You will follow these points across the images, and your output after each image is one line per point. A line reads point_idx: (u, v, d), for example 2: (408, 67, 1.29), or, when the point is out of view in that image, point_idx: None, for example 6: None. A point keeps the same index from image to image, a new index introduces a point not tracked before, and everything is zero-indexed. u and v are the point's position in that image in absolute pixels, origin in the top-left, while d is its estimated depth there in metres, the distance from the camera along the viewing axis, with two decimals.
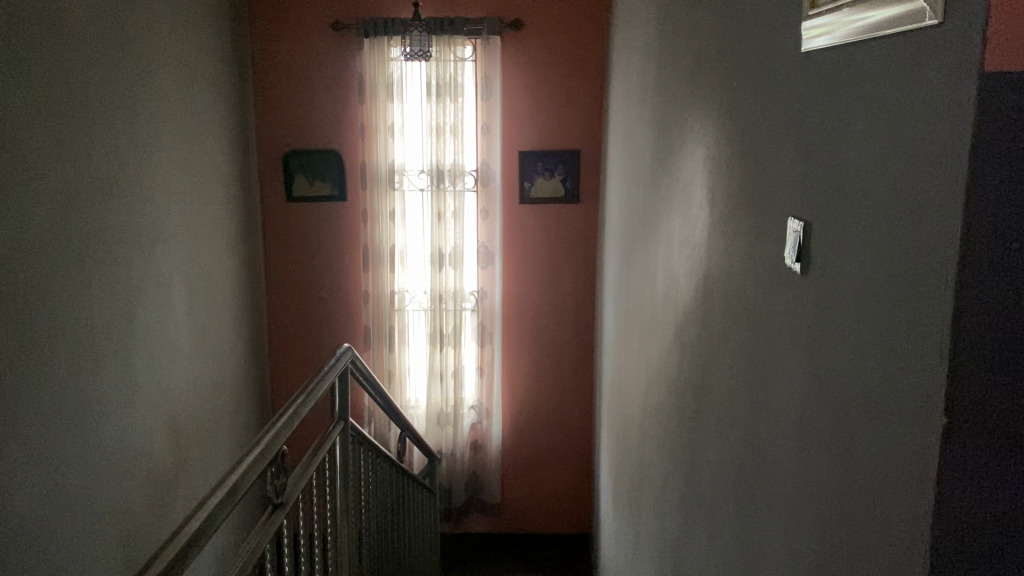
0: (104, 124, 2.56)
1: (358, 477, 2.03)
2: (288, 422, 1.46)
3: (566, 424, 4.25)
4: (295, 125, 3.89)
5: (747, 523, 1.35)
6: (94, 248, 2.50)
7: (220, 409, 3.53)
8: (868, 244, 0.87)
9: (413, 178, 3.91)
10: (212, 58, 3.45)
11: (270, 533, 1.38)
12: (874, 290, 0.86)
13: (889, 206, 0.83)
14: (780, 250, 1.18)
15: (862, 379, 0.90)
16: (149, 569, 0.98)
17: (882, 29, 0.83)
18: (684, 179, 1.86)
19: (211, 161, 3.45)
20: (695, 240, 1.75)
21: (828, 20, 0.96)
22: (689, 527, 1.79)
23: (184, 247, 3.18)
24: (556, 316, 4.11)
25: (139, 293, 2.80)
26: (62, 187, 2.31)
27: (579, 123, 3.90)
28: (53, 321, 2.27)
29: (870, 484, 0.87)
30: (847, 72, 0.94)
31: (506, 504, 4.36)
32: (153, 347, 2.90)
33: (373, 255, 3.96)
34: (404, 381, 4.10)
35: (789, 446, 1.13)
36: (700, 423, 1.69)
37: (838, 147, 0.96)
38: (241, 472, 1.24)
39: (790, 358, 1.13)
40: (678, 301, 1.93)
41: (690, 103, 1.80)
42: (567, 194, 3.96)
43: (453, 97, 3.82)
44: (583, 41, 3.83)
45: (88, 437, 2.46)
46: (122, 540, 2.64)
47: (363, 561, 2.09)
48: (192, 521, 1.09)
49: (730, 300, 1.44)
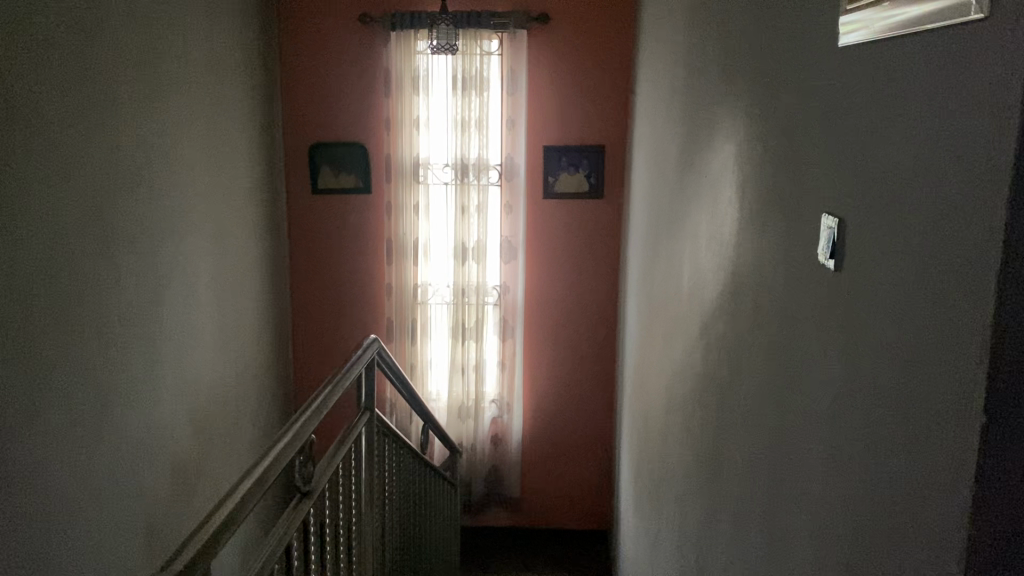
0: (130, 114, 2.59)
1: (383, 469, 2.05)
2: (316, 411, 1.48)
3: (586, 420, 4.25)
4: (321, 118, 3.91)
5: (774, 520, 1.33)
6: (121, 237, 2.54)
7: (244, 399, 3.56)
8: (905, 241, 0.86)
9: (438, 172, 3.92)
10: (239, 49, 3.48)
11: (298, 522, 1.39)
12: (911, 291, 0.85)
13: (927, 204, 0.81)
14: (812, 246, 1.17)
15: (895, 377, 0.89)
16: (188, 547, 1.00)
17: (925, 24, 0.82)
18: (714, 173, 1.85)
19: (238, 151, 3.47)
20: (722, 236, 1.74)
21: (867, 15, 0.95)
22: (713, 529, 1.78)
23: (210, 238, 3.21)
24: (579, 312, 4.11)
25: (165, 283, 2.84)
26: (90, 178, 2.35)
27: (604, 120, 3.89)
28: (81, 310, 2.32)
29: (902, 485, 0.87)
30: (884, 67, 0.93)
31: (526, 499, 4.37)
32: (178, 337, 2.93)
33: (397, 248, 3.98)
34: (426, 375, 4.12)
35: (819, 446, 1.12)
36: (726, 421, 1.68)
37: (875, 145, 0.95)
38: (269, 461, 1.25)
39: (822, 357, 1.12)
40: (704, 298, 1.92)
41: (721, 96, 1.79)
42: (592, 189, 3.95)
43: (479, 91, 3.82)
44: (610, 37, 3.82)
45: (114, 424, 2.50)
46: (147, 528, 2.68)
47: (386, 551, 2.10)
48: (220, 510, 1.09)
49: (759, 296, 1.43)
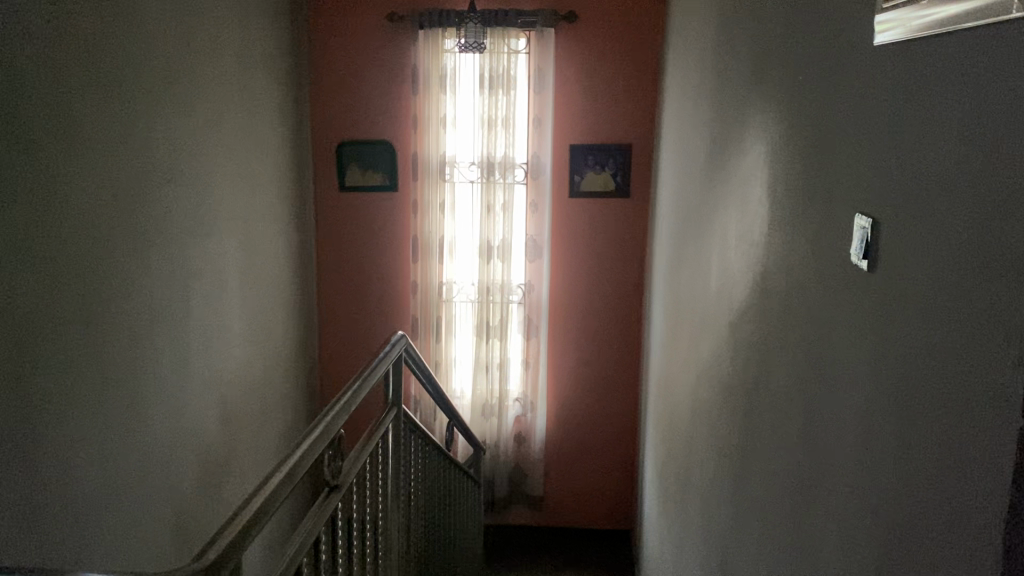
0: (161, 111, 2.62)
1: (409, 464, 2.06)
2: (346, 407, 1.49)
3: (610, 420, 4.24)
4: (349, 117, 3.94)
5: (802, 522, 1.33)
6: (151, 233, 2.57)
7: (271, 394, 3.60)
8: (941, 242, 0.85)
9: (464, 170, 3.94)
10: (269, 47, 3.50)
11: (326, 516, 1.40)
12: (945, 293, 0.84)
13: (964, 204, 0.81)
14: (845, 247, 1.16)
15: (929, 380, 0.88)
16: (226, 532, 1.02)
17: (963, 22, 0.80)
18: (743, 173, 1.84)
19: (267, 149, 3.51)
20: (751, 236, 1.73)
21: (903, 14, 0.94)
22: (739, 531, 1.77)
23: (239, 234, 3.25)
24: (605, 312, 4.10)
25: (194, 279, 2.87)
26: (121, 174, 2.39)
27: (631, 120, 3.88)
28: (112, 305, 2.36)
29: (936, 489, 0.86)
30: (920, 67, 0.92)
31: (549, 498, 4.37)
32: (206, 332, 2.97)
33: (423, 245, 4.00)
34: (450, 372, 4.13)
35: (850, 448, 1.11)
36: (754, 423, 1.67)
37: (910, 146, 0.94)
38: (299, 455, 1.26)
39: (854, 358, 1.11)
40: (733, 299, 1.91)
41: (751, 95, 1.78)
42: (618, 189, 3.94)
43: (506, 90, 3.83)
44: (638, 36, 3.81)
45: (143, 418, 2.54)
46: (174, 521, 2.72)
47: (411, 546, 2.11)
48: (251, 502, 1.10)
49: (790, 297, 1.42)
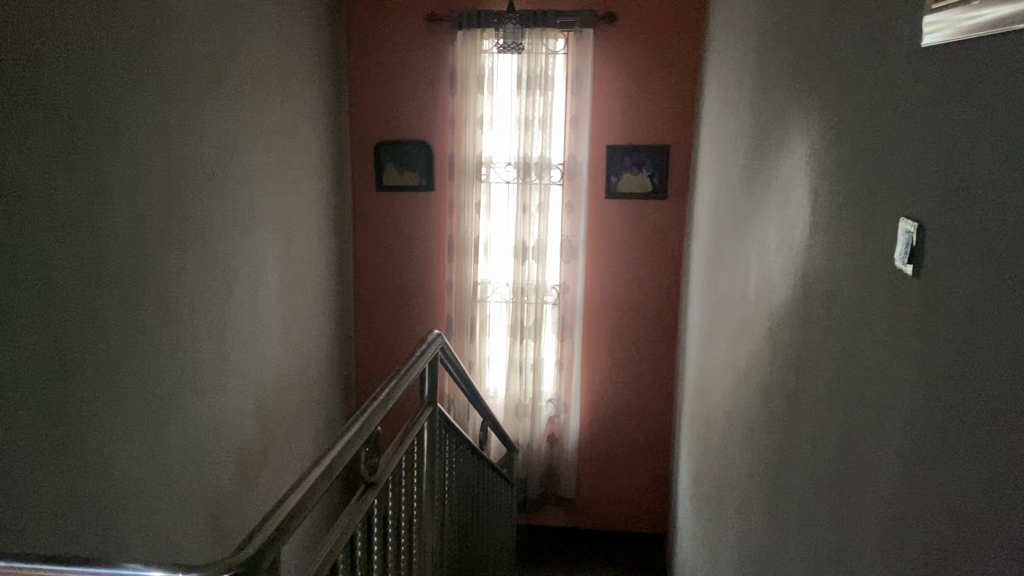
0: (203, 111, 2.67)
1: (443, 462, 2.07)
2: (382, 405, 1.50)
3: (644, 422, 4.22)
4: (387, 117, 3.97)
5: (840, 531, 1.30)
6: (192, 230, 2.62)
7: (306, 391, 3.64)
8: (987, 251, 0.84)
9: (500, 171, 3.94)
10: (309, 47, 3.54)
11: (361, 513, 1.42)
12: (990, 303, 0.83)
13: (1011, 212, 0.79)
14: (889, 251, 1.14)
15: (972, 390, 0.86)
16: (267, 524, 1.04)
17: (1014, 23, 0.78)
18: (784, 176, 1.81)
19: (305, 148, 3.55)
20: (792, 239, 1.71)
21: (953, 14, 0.92)
22: (775, 537, 1.74)
23: (278, 232, 3.29)
24: (640, 313, 4.08)
25: (233, 276, 2.92)
26: (162, 173, 2.44)
27: (668, 121, 3.86)
28: (152, 302, 2.41)
29: (978, 502, 0.84)
30: (968, 70, 0.90)
31: (581, 500, 4.36)
32: (244, 329, 3.01)
33: (458, 245, 4.01)
34: (484, 372, 4.14)
35: (891, 457, 1.09)
36: (792, 429, 1.64)
37: (957, 151, 0.92)
38: (337, 452, 1.28)
39: (897, 365, 1.09)
40: (772, 303, 1.89)
41: (794, 96, 1.76)
42: (655, 190, 3.92)
43: (543, 91, 3.82)
44: (677, 36, 3.79)
45: (182, 413, 2.58)
46: (210, 515, 2.76)
47: (444, 545, 2.12)
48: (290, 496, 1.12)
49: (831, 301, 1.40)
